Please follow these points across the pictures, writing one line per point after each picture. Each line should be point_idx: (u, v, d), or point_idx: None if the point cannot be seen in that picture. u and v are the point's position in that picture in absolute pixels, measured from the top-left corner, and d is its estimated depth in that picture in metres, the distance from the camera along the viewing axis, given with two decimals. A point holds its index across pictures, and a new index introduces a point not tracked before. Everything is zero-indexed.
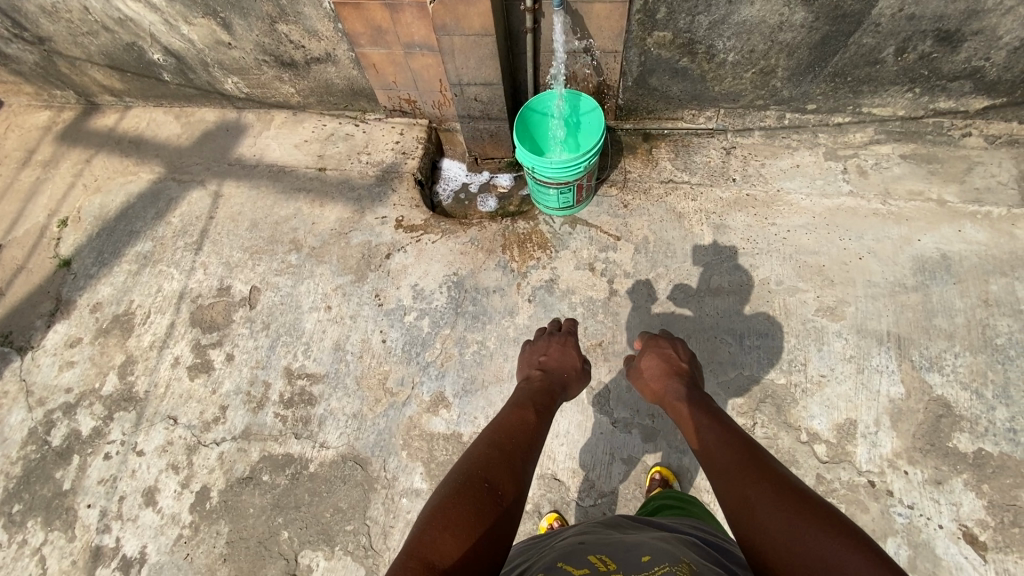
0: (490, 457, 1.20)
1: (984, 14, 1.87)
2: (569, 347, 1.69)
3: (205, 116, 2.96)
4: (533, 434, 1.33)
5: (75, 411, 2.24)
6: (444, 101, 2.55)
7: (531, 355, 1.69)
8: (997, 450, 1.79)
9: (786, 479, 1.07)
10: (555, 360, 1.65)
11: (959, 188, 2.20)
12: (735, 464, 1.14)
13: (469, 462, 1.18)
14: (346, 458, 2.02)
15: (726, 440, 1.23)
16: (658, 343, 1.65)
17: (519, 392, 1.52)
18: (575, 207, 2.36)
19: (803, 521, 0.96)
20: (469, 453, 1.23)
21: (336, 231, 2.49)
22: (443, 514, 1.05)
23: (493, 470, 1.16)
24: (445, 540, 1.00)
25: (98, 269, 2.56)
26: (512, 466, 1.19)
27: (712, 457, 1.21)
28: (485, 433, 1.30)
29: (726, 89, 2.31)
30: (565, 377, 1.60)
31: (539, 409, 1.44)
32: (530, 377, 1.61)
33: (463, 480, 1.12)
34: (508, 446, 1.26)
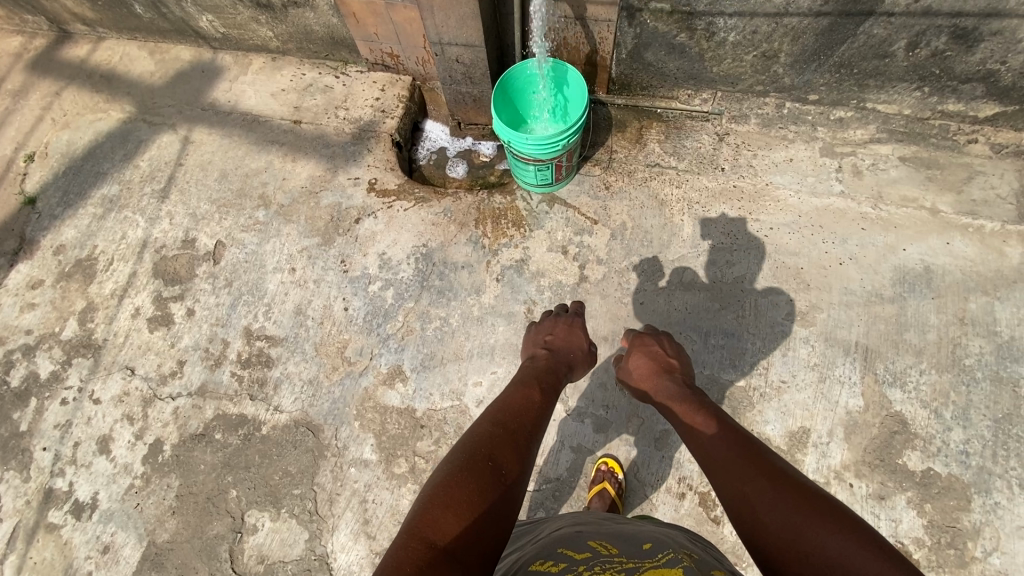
0: (493, 435, 1.15)
1: (1006, 13, 1.72)
2: (576, 329, 1.66)
3: (181, 54, 2.81)
4: (536, 415, 1.28)
5: (33, 354, 2.22)
6: (427, 58, 2.41)
7: (536, 336, 1.68)
8: (945, 471, 1.78)
9: (785, 471, 1.04)
10: (560, 340, 1.63)
11: (955, 198, 2.10)
12: (730, 458, 1.10)
13: (473, 440, 1.13)
14: (299, 423, 2.03)
15: (719, 432, 1.18)
16: (644, 341, 1.60)
17: (520, 373, 1.48)
18: (555, 184, 2.26)
19: (809, 516, 0.93)
20: (471, 431, 1.17)
21: (307, 189, 2.41)
22: (446, 490, 0.98)
23: (497, 447, 1.11)
24: (447, 517, 0.94)
25: (63, 210, 2.49)
26: (516, 444, 1.14)
27: (707, 452, 1.16)
28: (487, 412, 1.24)
29: (725, 72, 2.19)
30: (572, 357, 1.59)
31: (542, 390, 1.39)
32: (535, 356, 1.58)
33: (467, 458, 1.06)
34: (512, 426, 1.20)
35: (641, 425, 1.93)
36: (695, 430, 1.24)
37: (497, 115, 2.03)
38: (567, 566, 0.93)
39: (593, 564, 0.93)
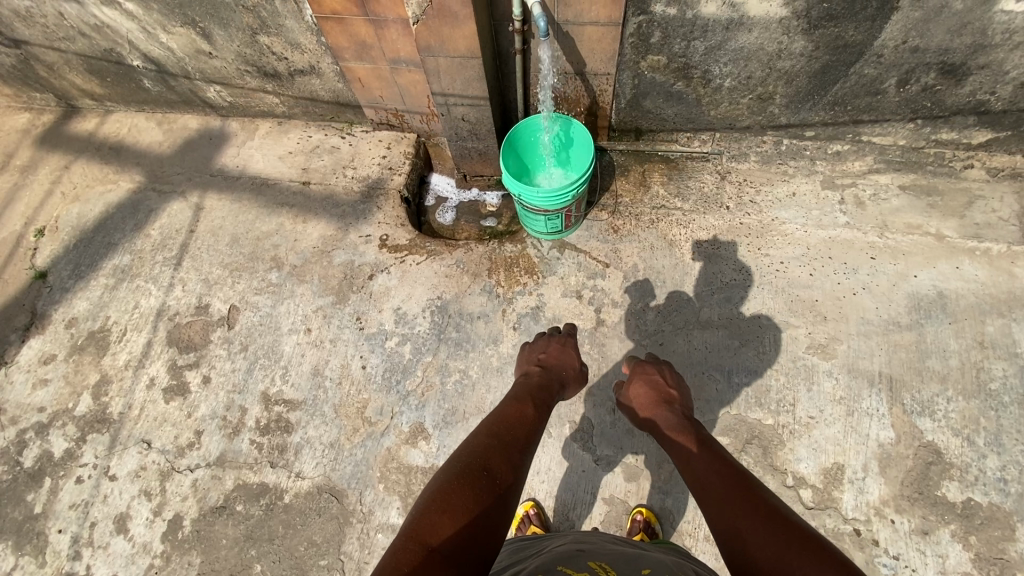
0: (488, 447, 1.19)
1: (991, 49, 1.80)
2: (569, 348, 1.71)
3: (188, 123, 2.88)
4: (530, 428, 1.32)
5: (46, 432, 2.18)
6: (432, 116, 2.49)
7: (531, 354, 1.72)
8: (986, 501, 1.74)
9: (778, 509, 1.04)
10: (553, 359, 1.66)
11: (959, 223, 2.14)
12: (726, 492, 1.11)
13: (468, 451, 1.16)
14: (322, 489, 1.98)
15: (716, 467, 1.19)
16: (645, 369, 1.62)
17: (516, 388, 1.52)
18: (565, 231, 2.29)
19: (795, 550, 0.94)
20: (467, 442, 1.21)
21: (319, 249, 2.43)
22: (442, 496, 1.02)
23: (492, 460, 1.14)
24: (444, 522, 0.97)
25: (75, 282, 2.49)
26: (510, 457, 1.17)
27: (703, 485, 1.17)
28: (481, 425, 1.28)
29: (722, 114, 2.26)
30: (564, 375, 1.61)
31: (536, 404, 1.44)
32: (529, 373, 1.61)
33: (463, 468, 1.10)
34: (506, 437, 1.25)
35: (672, 471, 1.90)
36: (690, 463, 1.25)
37: (502, 161, 2.09)
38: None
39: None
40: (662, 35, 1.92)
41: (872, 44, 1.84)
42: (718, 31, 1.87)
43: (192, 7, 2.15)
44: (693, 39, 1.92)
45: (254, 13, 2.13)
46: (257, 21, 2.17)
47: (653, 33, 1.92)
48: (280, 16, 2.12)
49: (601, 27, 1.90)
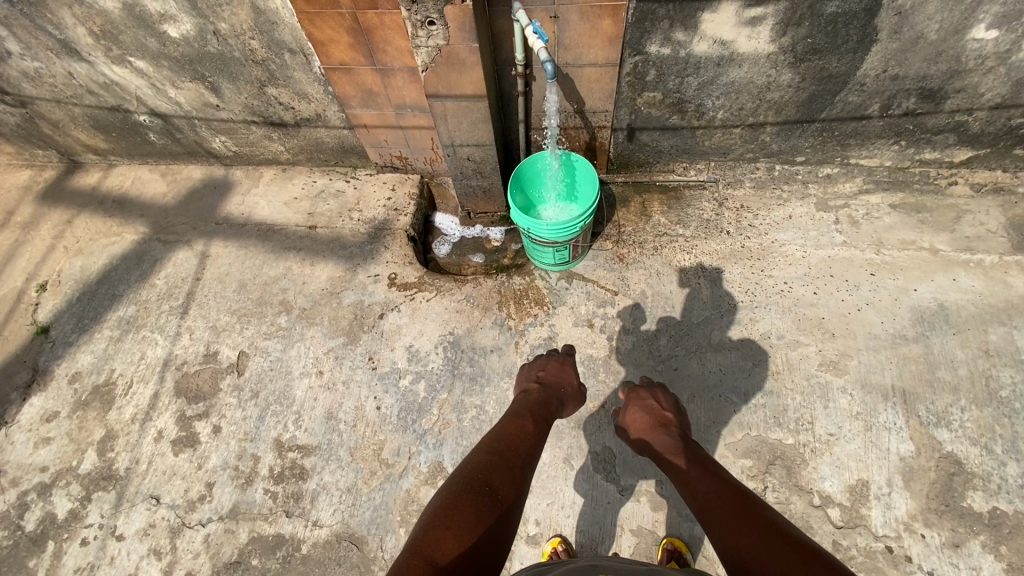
0: (490, 463, 1.24)
1: (965, 74, 1.93)
2: (567, 367, 1.72)
3: (192, 173, 2.92)
4: (531, 442, 1.37)
5: (49, 493, 2.10)
6: (435, 157, 2.57)
7: (530, 371, 1.73)
8: (1012, 509, 1.75)
9: (779, 524, 1.06)
10: (552, 376, 1.68)
11: (950, 237, 2.23)
12: (729, 512, 1.13)
13: (470, 467, 1.22)
14: (341, 537, 1.92)
15: (717, 487, 1.21)
16: (639, 395, 1.64)
17: (516, 404, 1.54)
18: (571, 261, 2.34)
19: (796, 561, 0.95)
20: (469, 459, 1.26)
21: (328, 290, 2.44)
22: (445, 514, 1.07)
23: (494, 476, 1.20)
24: (448, 539, 1.02)
25: (78, 336, 2.46)
26: (511, 472, 1.22)
27: (706, 508, 1.19)
28: (483, 442, 1.33)
29: (716, 144, 2.36)
30: (563, 393, 1.63)
31: (537, 418, 1.47)
32: (527, 390, 1.63)
33: (464, 485, 1.15)
34: (507, 452, 1.29)
35: None
36: (693, 486, 1.26)
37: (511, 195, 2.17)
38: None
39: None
40: (657, 73, 2.03)
41: (855, 73, 1.96)
42: (710, 67, 1.98)
43: (203, 62, 2.22)
44: (686, 76, 2.02)
45: (263, 66, 2.21)
46: (265, 73, 2.24)
47: (648, 71, 2.03)
48: (288, 69, 2.20)
49: (600, 68, 2.02)
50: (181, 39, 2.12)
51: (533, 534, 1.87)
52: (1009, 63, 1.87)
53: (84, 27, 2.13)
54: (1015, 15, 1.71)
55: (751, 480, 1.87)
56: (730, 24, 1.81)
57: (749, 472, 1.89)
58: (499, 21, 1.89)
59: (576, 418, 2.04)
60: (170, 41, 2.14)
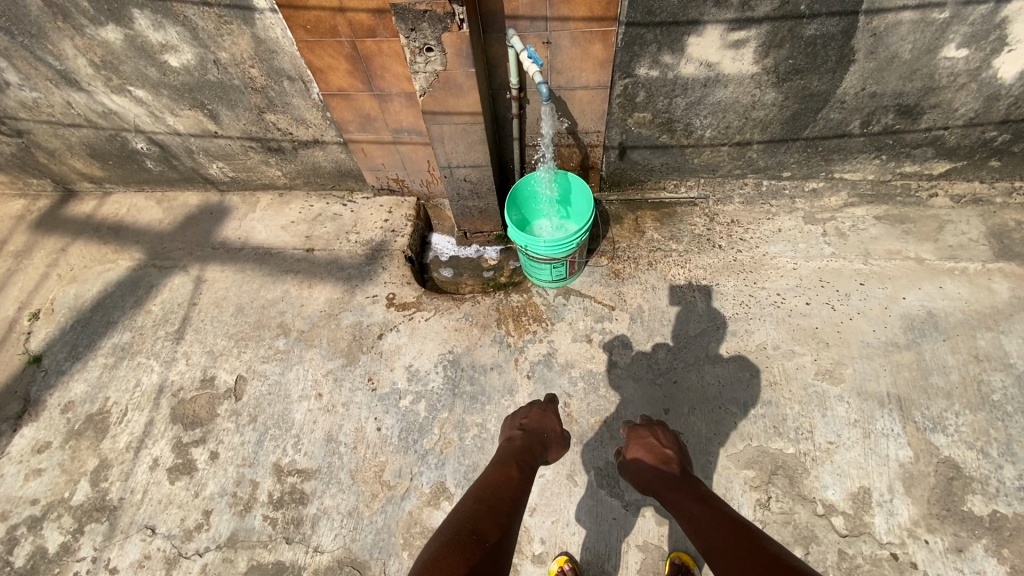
0: (477, 513, 1.22)
1: (939, 91, 2.02)
2: (549, 413, 1.71)
3: (189, 200, 2.94)
4: (517, 490, 1.36)
5: (40, 526, 2.05)
6: (432, 179, 2.62)
7: (513, 420, 1.73)
8: (1012, 511, 1.76)
9: (780, 554, 1.05)
10: (534, 423, 1.67)
11: (934, 246, 2.30)
12: (731, 544, 1.12)
13: (457, 520, 1.20)
14: (343, 562, 1.88)
15: (717, 520, 1.20)
16: (638, 433, 1.60)
17: (499, 452, 1.53)
18: (568, 277, 2.37)
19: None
20: (455, 512, 1.24)
21: (326, 312, 2.44)
22: (434, 564, 1.03)
23: (482, 525, 1.18)
24: None
25: (71, 364, 2.43)
26: (499, 521, 1.21)
27: (709, 543, 1.17)
28: (469, 493, 1.32)
29: (705, 161, 2.43)
30: (546, 438, 1.63)
31: (522, 465, 1.46)
32: (512, 437, 1.61)
33: (452, 536, 1.12)
34: (493, 502, 1.28)
35: None
36: (694, 520, 1.25)
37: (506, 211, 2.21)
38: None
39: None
40: (646, 95, 2.10)
41: (835, 92, 2.04)
42: (696, 88, 2.06)
43: (202, 90, 2.26)
44: (675, 97, 2.10)
45: (262, 93, 2.25)
46: (264, 100, 2.29)
47: (638, 93, 2.10)
48: (287, 96, 2.25)
49: (591, 90, 2.10)
50: (182, 68, 2.17)
51: (539, 553, 1.86)
52: (980, 79, 1.97)
53: (85, 57, 2.17)
54: (982, 34, 1.81)
55: (754, 490, 1.88)
56: (714, 46, 1.89)
57: (752, 482, 1.90)
58: (494, 47, 1.96)
59: (578, 434, 2.04)
60: (170, 70, 2.18)
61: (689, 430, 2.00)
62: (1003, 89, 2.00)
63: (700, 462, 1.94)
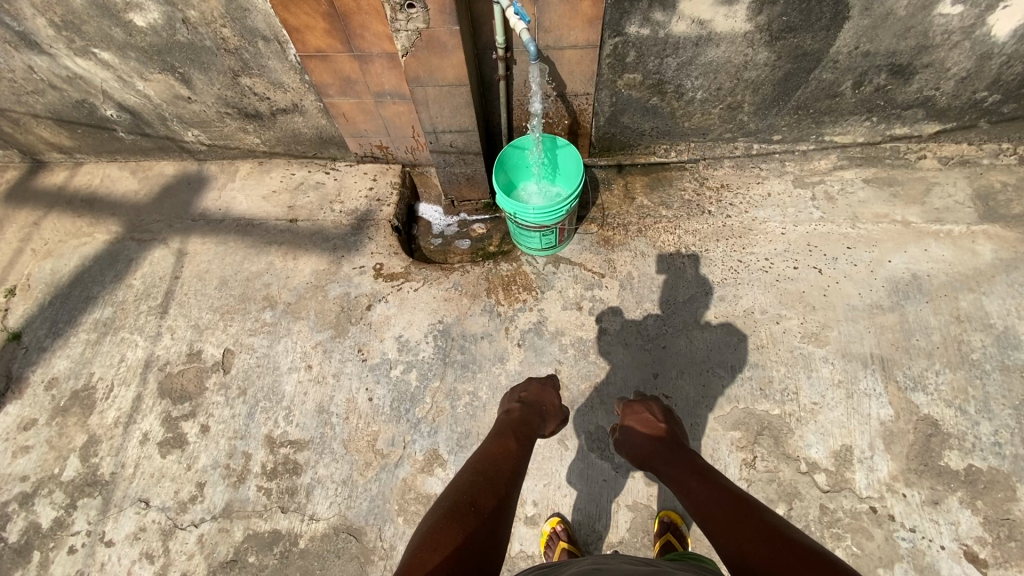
0: (475, 484, 1.23)
1: (933, 49, 1.99)
2: (549, 388, 1.72)
3: (165, 170, 2.84)
4: (515, 461, 1.36)
5: (32, 502, 2.04)
6: (417, 145, 2.56)
7: (513, 393, 1.73)
8: (986, 465, 1.83)
9: (781, 529, 1.05)
10: (533, 397, 1.67)
11: (921, 209, 2.31)
12: (729, 517, 1.12)
13: (455, 492, 1.21)
14: (339, 529, 1.91)
15: (716, 494, 1.20)
16: (633, 408, 1.63)
17: (498, 424, 1.54)
18: (558, 246, 2.34)
19: (800, 566, 0.94)
20: (454, 483, 1.25)
21: (313, 283, 2.41)
22: (432, 539, 1.04)
23: (480, 496, 1.19)
24: (435, 561, 0.99)
25: (52, 341, 2.37)
26: (497, 492, 1.22)
27: (707, 516, 1.17)
28: (469, 463, 1.33)
29: (696, 124, 2.41)
30: (545, 410, 1.64)
31: (520, 437, 1.47)
32: (509, 410, 1.62)
33: (451, 508, 1.14)
34: (492, 473, 1.29)
35: None
36: (693, 494, 1.25)
37: (495, 176, 2.17)
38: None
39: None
40: (637, 55, 2.05)
41: (828, 51, 2.01)
42: (688, 48, 2.00)
43: (172, 53, 2.15)
44: (666, 57, 2.05)
45: (236, 55, 2.15)
46: (238, 63, 2.19)
47: (628, 53, 2.04)
48: (262, 57, 2.15)
49: (580, 50, 2.03)
50: (148, 29, 2.05)
51: (531, 515, 1.90)
52: (974, 37, 1.95)
53: (44, 17, 2.04)
54: None
55: (741, 451, 1.92)
56: (707, 3, 1.83)
57: (738, 443, 1.94)
58: (479, 4, 1.87)
59: (569, 400, 2.06)
60: (136, 31, 2.06)
61: (678, 393, 2.04)
62: (996, 47, 1.98)
63: (687, 424, 1.98)
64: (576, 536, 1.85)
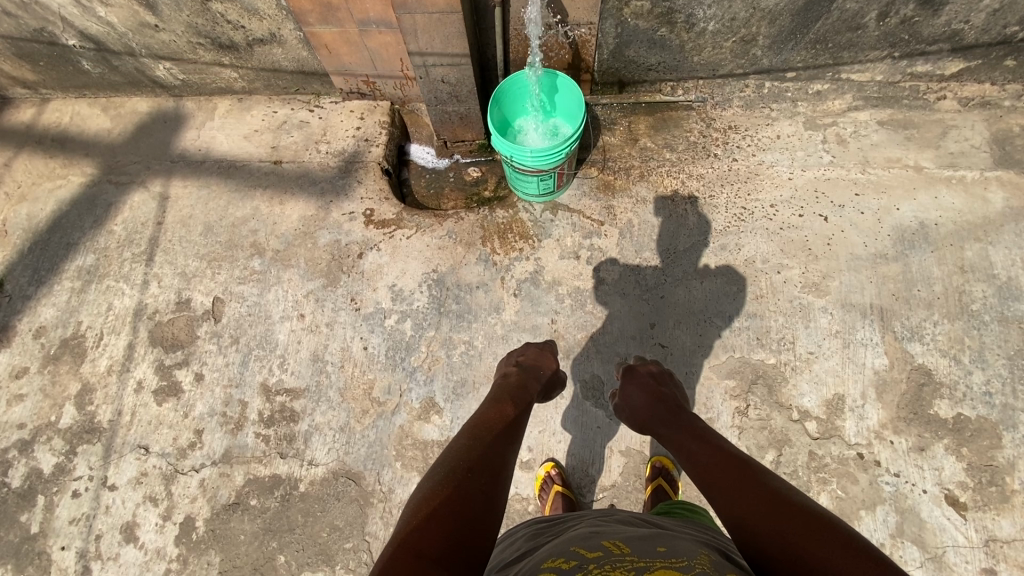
0: (472, 448, 1.22)
1: None
2: (546, 352, 1.72)
3: (138, 106, 2.65)
4: (512, 425, 1.36)
5: (32, 449, 2.06)
6: (406, 81, 2.40)
7: (510, 357, 1.74)
8: (975, 414, 1.86)
9: (779, 490, 1.06)
10: (530, 360, 1.69)
11: (935, 153, 2.21)
12: (729, 479, 1.13)
13: (452, 457, 1.20)
14: (338, 474, 1.95)
15: (715, 456, 1.21)
16: (634, 374, 1.65)
17: (495, 389, 1.54)
18: (556, 192, 2.24)
19: (798, 528, 0.95)
20: (451, 448, 1.24)
21: (301, 230, 2.32)
22: (428, 505, 1.04)
23: (477, 460, 1.18)
24: (432, 528, 0.98)
25: (36, 289, 2.31)
26: (494, 457, 1.21)
27: (706, 477, 1.18)
28: (466, 428, 1.33)
29: (705, 59, 2.26)
30: (542, 374, 1.64)
31: (518, 402, 1.47)
32: (507, 373, 1.63)
33: (448, 473, 1.13)
34: (488, 437, 1.28)
35: None
36: (694, 458, 1.26)
37: (489, 110, 2.06)
38: (578, 565, 0.88)
39: (603, 563, 0.87)
40: None
41: None
42: None
43: None
44: None
45: None
46: None
47: None
48: None
49: None
50: None
51: (526, 460, 1.94)
52: None
53: None
54: None
55: (734, 399, 1.94)
56: None
57: (732, 391, 1.95)
58: None
59: (565, 349, 2.05)
60: None
61: (674, 343, 2.03)
62: None
63: (681, 374, 1.98)
64: (569, 480, 1.89)
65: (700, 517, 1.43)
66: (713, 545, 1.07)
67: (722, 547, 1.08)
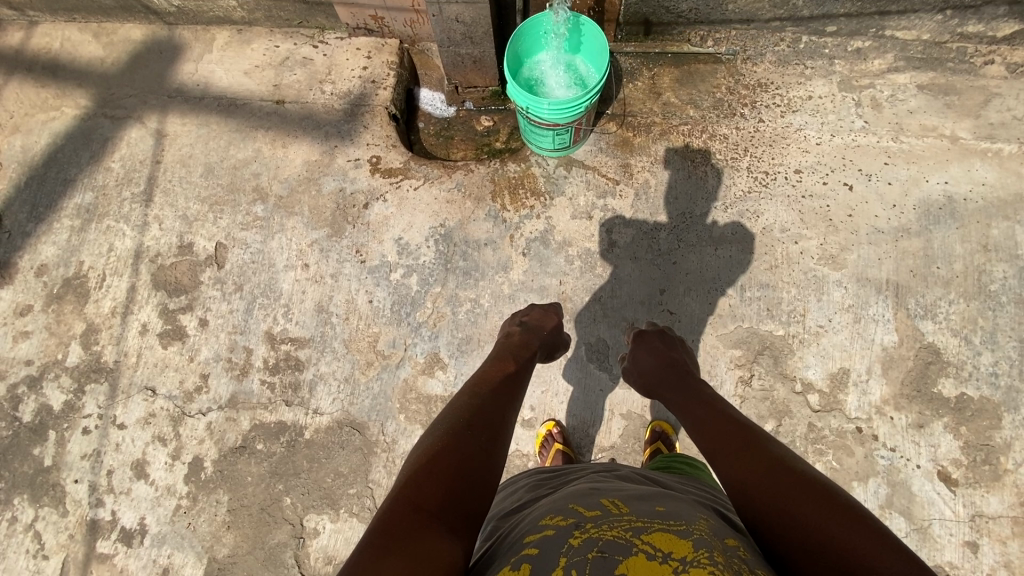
0: (472, 406, 1.22)
1: None
2: (551, 312, 1.71)
3: (131, 34, 2.49)
4: (512, 384, 1.36)
5: (41, 386, 2.09)
6: (417, 18, 2.25)
7: (514, 316, 1.73)
8: (978, 394, 1.87)
9: (783, 458, 1.05)
10: (535, 320, 1.68)
11: (974, 123, 2.09)
12: (734, 446, 1.13)
13: (452, 414, 1.19)
14: (342, 423, 1.98)
15: (723, 424, 1.21)
16: (644, 338, 1.64)
17: (497, 348, 1.54)
18: (571, 146, 2.13)
19: (799, 495, 0.95)
20: (451, 404, 1.23)
21: (304, 176, 2.24)
22: (428, 460, 1.03)
23: (477, 416, 1.18)
24: (431, 482, 0.98)
25: (35, 226, 2.26)
26: (494, 415, 1.20)
27: (711, 441, 1.18)
28: (466, 386, 1.32)
29: (740, 8, 2.13)
30: (546, 334, 1.64)
31: (520, 363, 1.46)
32: (510, 332, 1.63)
33: (448, 429, 1.12)
34: (488, 395, 1.27)
35: None
36: (701, 422, 1.26)
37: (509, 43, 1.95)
38: (575, 523, 0.88)
39: (601, 522, 0.86)
40: None
41: None
42: None
43: None
44: None
45: None
46: None
47: None
48: None
49: None
50: None
51: (528, 418, 1.96)
52: None
53: None
54: None
55: (738, 368, 1.94)
56: None
57: (737, 361, 1.95)
58: None
59: (570, 312, 2.03)
60: None
61: (683, 310, 2.00)
62: None
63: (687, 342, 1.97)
64: (569, 439, 1.92)
65: (699, 473, 1.44)
66: (711, 506, 1.07)
67: (720, 508, 1.09)
